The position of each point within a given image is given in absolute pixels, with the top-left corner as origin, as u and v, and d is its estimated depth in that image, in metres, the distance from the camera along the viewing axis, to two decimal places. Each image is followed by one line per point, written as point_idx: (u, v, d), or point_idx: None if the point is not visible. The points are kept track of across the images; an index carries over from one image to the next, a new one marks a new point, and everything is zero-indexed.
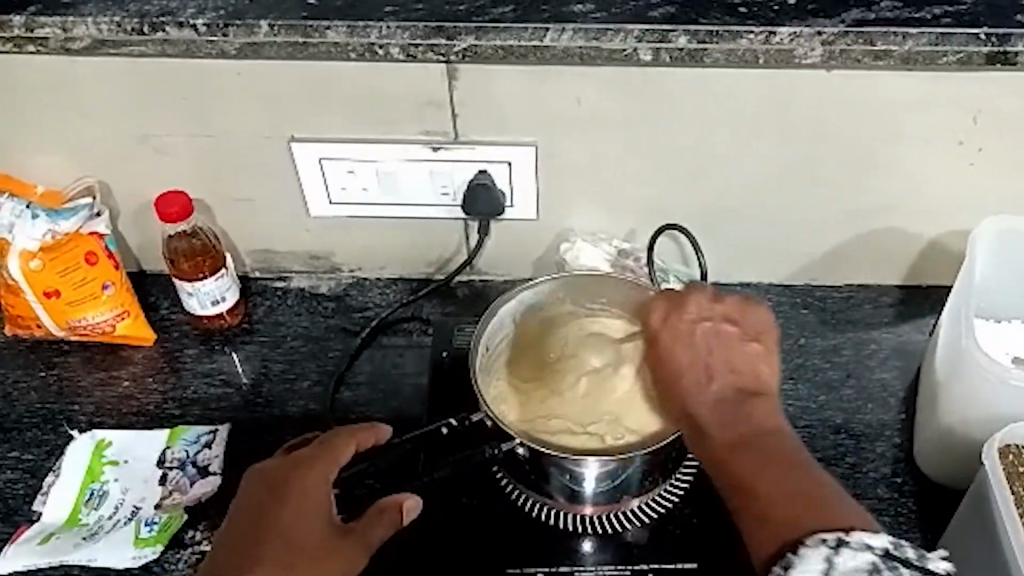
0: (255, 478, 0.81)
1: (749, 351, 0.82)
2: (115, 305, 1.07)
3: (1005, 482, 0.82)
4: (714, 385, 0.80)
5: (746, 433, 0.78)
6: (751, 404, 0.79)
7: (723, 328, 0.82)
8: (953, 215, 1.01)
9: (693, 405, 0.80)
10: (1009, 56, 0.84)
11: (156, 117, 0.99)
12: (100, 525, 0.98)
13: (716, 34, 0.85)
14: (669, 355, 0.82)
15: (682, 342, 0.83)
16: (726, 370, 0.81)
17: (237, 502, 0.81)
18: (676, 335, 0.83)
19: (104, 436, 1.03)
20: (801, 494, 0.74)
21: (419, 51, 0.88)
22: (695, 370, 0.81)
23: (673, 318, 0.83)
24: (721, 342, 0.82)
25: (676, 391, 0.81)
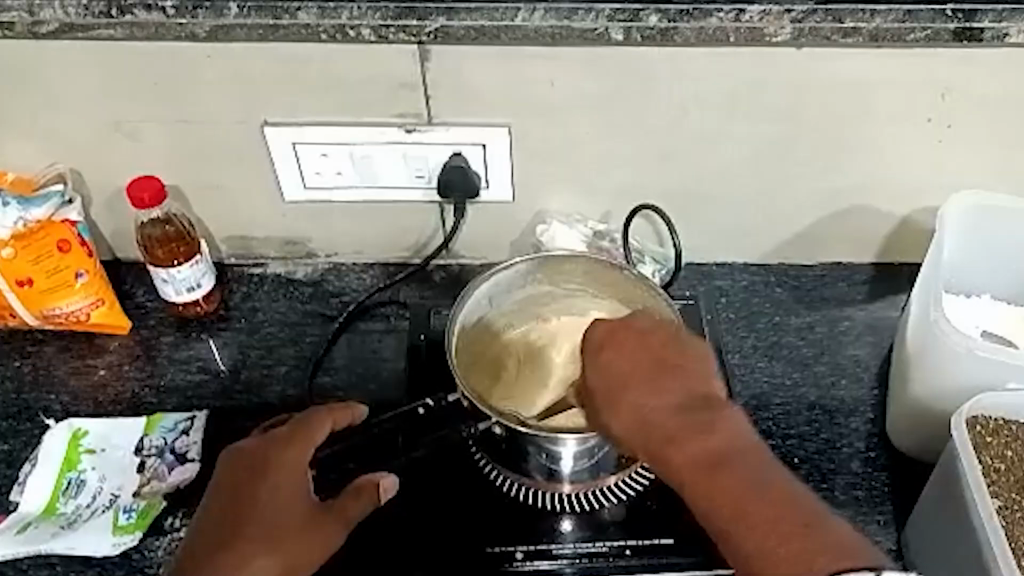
0: (232, 457, 0.81)
1: (700, 361, 0.78)
2: (90, 294, 1.06)
3: (971, 448, 0.84)
4: (674, 398, 0.75)
5: (719, 448, 0.72)
6: (717, 415, 0.74)
7: (672, 339, 0.79)
8: (924, 192, 1.02)
9: (654, 420, 0.74)
10: (976, 33, 0.85)
11: (126, 102, 0.99)
12: (78, 513, 0.97)
13: (686, 12, 0.85)
14: (620, 367, 0.77)
15: (634, 353, 0.78)
16: (686, 384, 0.76)
17: (213, 483, 0.81)
18: (627, 344, 0.79)
19: (81, 424, 1.02)
20: (796, 517, 0.69)
21: (390, 32, 0.88)
22: (652, 381, 0.76)
23: (620, 331, 0.80)
24: (675, 355, 0.78)
25: (632, 407, 0.76)
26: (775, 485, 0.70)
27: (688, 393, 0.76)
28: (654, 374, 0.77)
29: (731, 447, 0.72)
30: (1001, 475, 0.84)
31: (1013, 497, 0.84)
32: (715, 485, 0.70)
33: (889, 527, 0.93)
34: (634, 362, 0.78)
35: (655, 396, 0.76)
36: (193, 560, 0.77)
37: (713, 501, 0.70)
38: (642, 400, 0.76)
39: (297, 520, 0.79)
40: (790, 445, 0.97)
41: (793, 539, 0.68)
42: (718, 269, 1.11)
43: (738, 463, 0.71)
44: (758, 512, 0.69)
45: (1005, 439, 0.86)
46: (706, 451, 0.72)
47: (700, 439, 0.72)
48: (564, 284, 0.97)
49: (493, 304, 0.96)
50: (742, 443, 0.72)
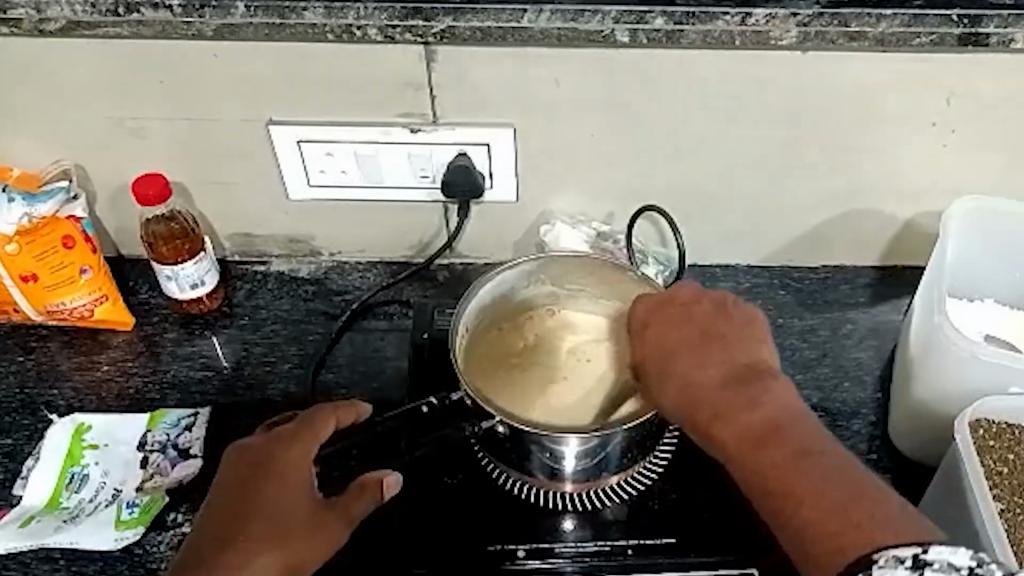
0: (236, 455, 0.81)
1: (746, 330, 0.81)
2: (93, 290, 1.06)
3: (973, 450, 0.84)
4: (720, 369, 0.78)
5: (765, 417, 0.74)
6: (762, 384, 0.76)
7: (716, 312, 0.82)
8: (928, 196, 1.02)
9: (699, 391, 0.78)
10: (982, 38, 0.86)
11: (132, 99, 0.99)
12: (81, 508, 0.98)
13: (692, 15, 0.85)
14: (664, 343, 0.81)
15: (678, 326, 0.82)
16: (733, 351, 0.79)
17: (215, 479, 0.81)
18: (671, 321, 0.82)
19: (84, 419, 1.03)
20: (840, 487, 0.70)
21: (397, 33, 0.88)
22: (697, 355, 0.79)
23: (664, 309, 0.83)
24: (720, 324, 0.81)
25: (677, 380, 0.79)
26: (820, 453, 0.72)
27: (734, 358, 0.79)
28: (699, 343, 0.80)
29: (775, 416, 0.74)
30: (1003, 478, 0.85)
31: (1014, 501, 0.84)
32: (761, 452, 0.73)
33: None
34: (679, 335, 0.81)
35: (701, 364, 0.79)
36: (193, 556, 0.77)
37: (759, 469, 0.72)
38: (688, 374, 0.79)
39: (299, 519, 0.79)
40: None
41: (837, 506, 0.69)
42: (721, 271, 1.11)
43: (783, 430, 0.73)
44: (804, 479, 0.71)
45: (1008, 443, 0.86)
46: (752, 420, 0.74)
47: (744, 410, 0.75)
48: (570, 285, 0.98)
49: (499, 303, 0.97)
50: (787, 411, 0.74)
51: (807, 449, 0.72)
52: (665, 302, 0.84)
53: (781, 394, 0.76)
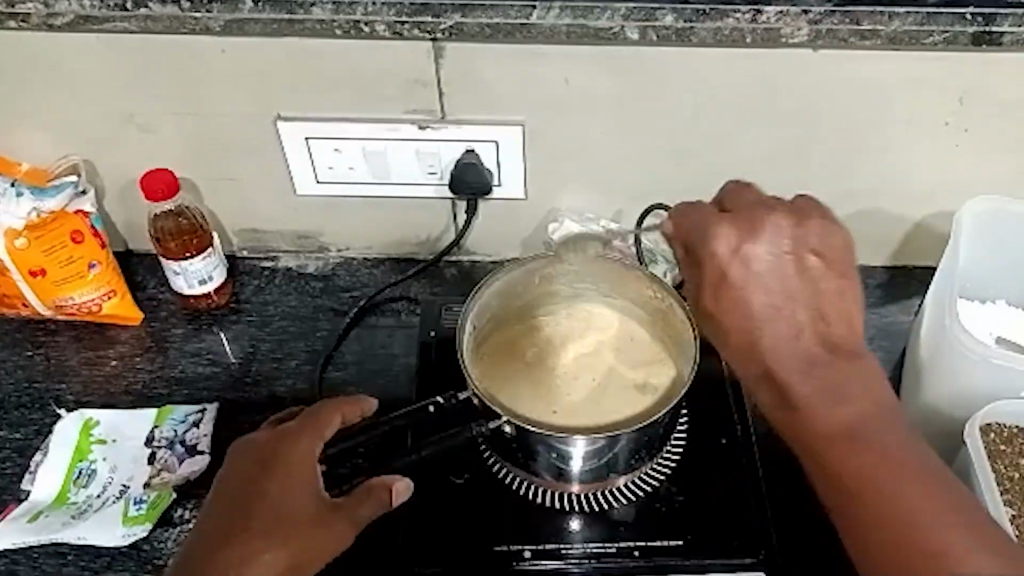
0: (244, 452, 0.82)
1: (835, 289, 0.75)
2: (102, 284, 1.07)
3: (985, 457, 0.83)
4: (806, 345, 0.73)
5: (847, 408, 0.71)
6: (846, 369, 0.72)
7: (805, 265, 0.75)
8: (940, 196, 1.01)
9: (780, 369, 0.73)
10: (995, 36, 0.85)
11: (141, 94, 0.99)
12: (89, 503, 0.97)
13: (702, 12, 0.85)
14: (746, 300, 0.75)
15: (764, 279, 0.75)
16: (814, 303, 0.74)
17: (222, 477, 0.81)
18: (758, 273, 0.75)
19: (92, 415, 1.03)
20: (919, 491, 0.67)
21: (405, 28, 0.88)
22: (782, 320, 0.74)
23: (749, 254, 0.75)
24: (807, 268, 0.75)
25: (757, 347, 0.74)
26: (899, 452, 0.69)
27: (817, 312, 0.74)
28: (780, 292, 0.75)
29: (856, 410, 0.71)
30: (1014, 483, 0.84)
31: None
32: (838, 445, 0.70)
33: None
34: (761, 282, 0.75)
35: (778, 318, 0.74)
36: (195, 554, 0.77)
37: (834, 459, 0.69)
38: (772, 343, 0.74)
39: (303, 517, 0.78)
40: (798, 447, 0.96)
41: (911, 511, 0.66)
42: None
43: (863, 426, 0.70)
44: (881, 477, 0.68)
45: (1020, 448, 0.85)
46: (834, 411, 0.71)
47: (826, 399, 0.71)
48: (571, 286, 0.97)
49: (503, 303, 0.95)
50: (870, 404, 0.71)
51: (886, 442, 0.69)
52: (748, 235, 0.76)
53: (864, 383, 0.72)
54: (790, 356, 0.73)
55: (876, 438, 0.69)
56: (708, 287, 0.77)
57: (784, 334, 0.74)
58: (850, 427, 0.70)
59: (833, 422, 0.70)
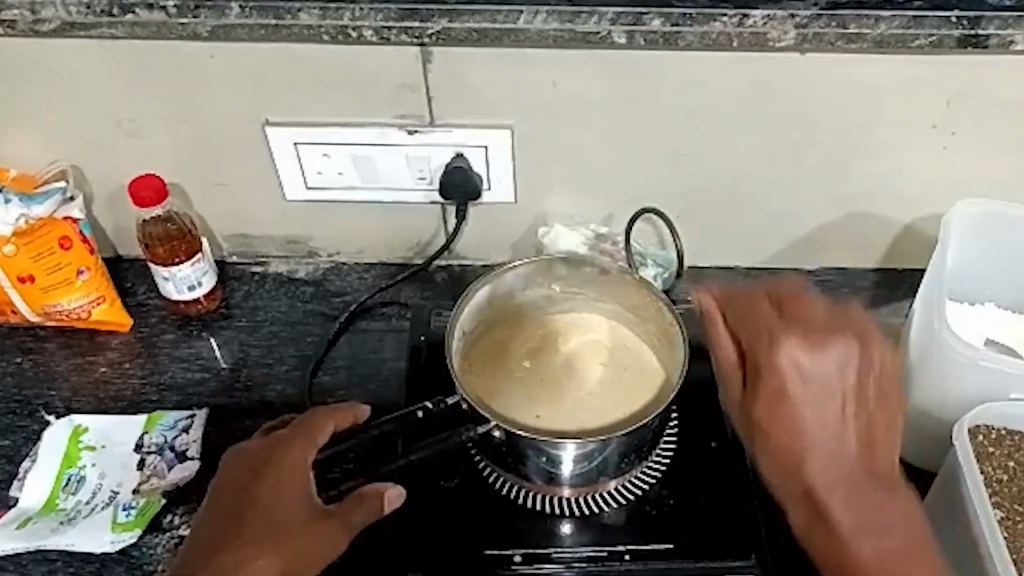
0: (236, 458, 0.82)
1: (883, 404, 0.81)
2: (91, 290, 1.06)
3: (973, 460, 0.82)
4: (849, 462, 0.81)
5: (880, 531, 0.81)
6: (883, 488, 0.81)
7: (862, 382, 0.81)
8: (928, 198, 1.02)
9: (821, 484, 0.81)
10: (982, 39, 0.85)
11: (129, 100, 0.98)
12: (77, 509, 0.97)
13: (689, 17, 0.85)
14: (800, 415, 0.80)
15: (820, 393, 0.80)
16: (864, 430, 0.81)
17: (215, 483, 0.81)
18: (817, 388, 0.80)
19: (81, 421, 1.02)
20: None
21: (392, 34, 0.88)
22: (830, 433, 0.81)
23: (811, 372, 0.80)
24: (863, 387, 0.81)
25: (803, 460, 0.81)
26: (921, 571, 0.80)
27: (864, 427, 0.81)
28: (833, 407, 0.80)
29: (892, 535, 0.81)
30: (1003, 485, 0.83)
31: (1015, 508, 0.82)
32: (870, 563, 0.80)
33: None
34: (818, 396, 0.80)
35: (829, 424, 0.80)
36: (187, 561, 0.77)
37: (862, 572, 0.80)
38: (819, 457, 0.81)
39: (297, 523, 0.78)
40: None
41: None
42: (720, 273, 1.11)
43: (894, 552, 0.80)
44: None
45: (1008, 449, 0.84)
46: (870, 531, 0.81)
47: (863, 518, 0.81)
48: (565, 288, 0.97)
49: (493, 304, 0.95)
50: (902, 525, 0.81)
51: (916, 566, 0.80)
52: (813, 350, 0.80)
53: (899, 504, 0.82)
54: (834, 464, 0.81)
55: (906, 561, 0.80)
56: (763, 396, 0.82)
57: (833, 440, 0.81)
58: (881, 548, 0.81)
59: (869, 546, 0.81)
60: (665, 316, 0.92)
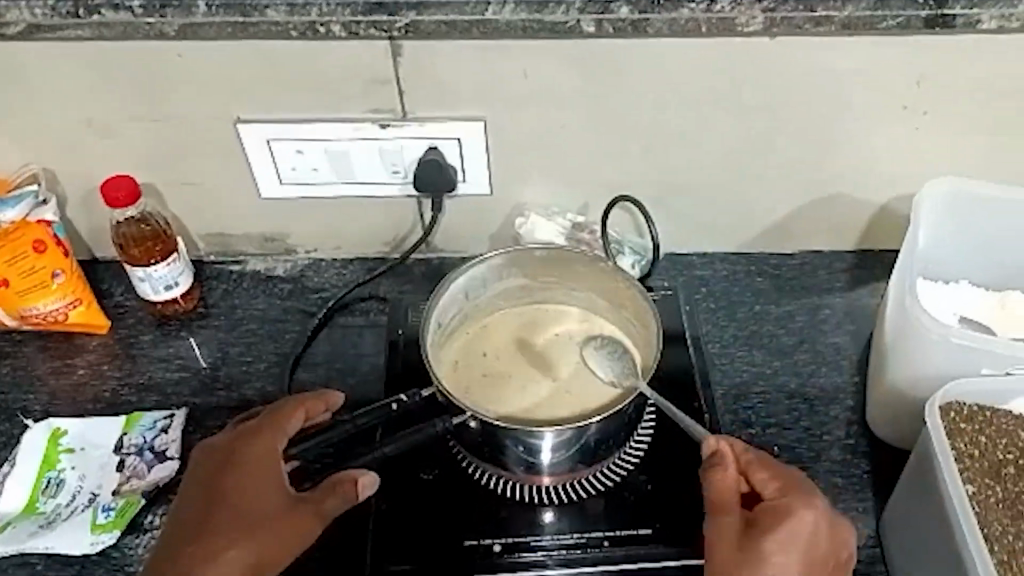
0: (209, 451, 0.82)
1: None
2: (67, 293, 1.06)
3: (946, 442, 0.80)
4: None
5: None
6: None
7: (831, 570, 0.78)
8: (900, 180, 1.02)
9: None
10: (949, 19, 0.85)
11: (99, 101, 0.98)
12: (57, 512, 0.96)
13: (657, 4, 0.85)
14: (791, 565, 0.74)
15: (813, 555, 0.76)
16: None
17: (186, 481, 0.81)
18: (815, 548, 0.76)
19: (59, 424, 1.01)
20: None
21: (360, 28, 0.87)
22: None
23: (820, 532, 0.76)
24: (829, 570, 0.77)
25: None
26: None
27: None
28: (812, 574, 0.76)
29: None
30: (974, 460, 0.81)
31: (986, 483, 0.80)
32: None
33: (869, 514, 0.91)
34: (809, 558, 0.75)
35: None
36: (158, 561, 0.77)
37: None
38: None
39: (266, 514, 0.78)
40: (769, 434, 0.96)
41: None
42: (698, 259, 1.11)
43: None
44: None
45: (979, 425, 0.83)
46: None
47: None
48: (541, 279, 0.97)
49: (470, 298, 0.95)
50: None
51: None
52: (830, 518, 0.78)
53: None
54: None
55: None
56: (772, 528, 0.75)
57: None
58: None
59: None
60: (641, 302, 0.92)
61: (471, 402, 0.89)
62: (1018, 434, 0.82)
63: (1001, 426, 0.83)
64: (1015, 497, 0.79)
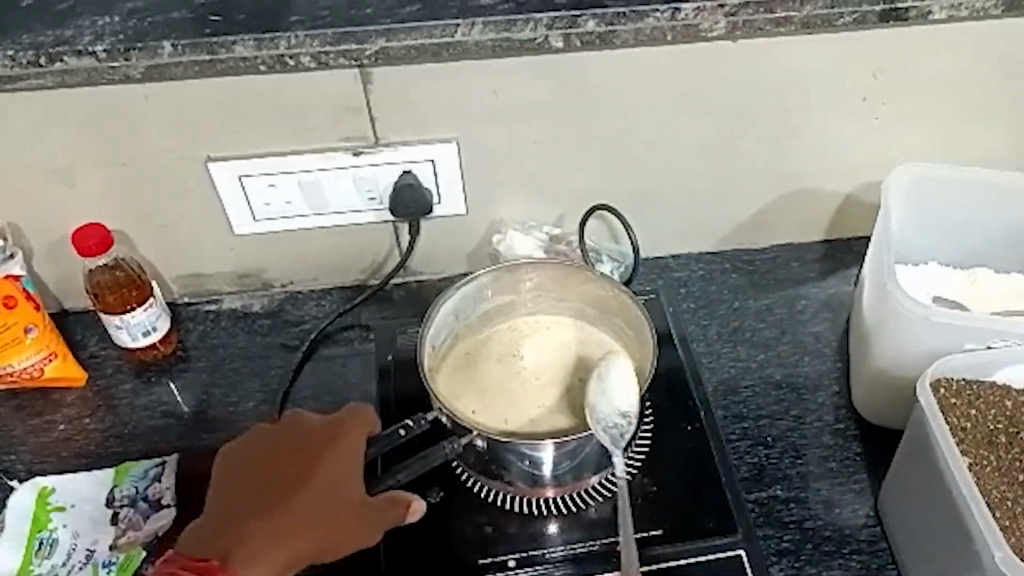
0: (272, 446, 0.85)
1: None
2: (42, 348, 1.03)
3: (940, 413, 0.81)
4: None
5: None
6: None
7: None
8: (863, 170, 1.05)
9: None
10: (902, 12, 0.88)
11: (64, 150, 0.96)
12: (54, 573, 0.92)
13: (623, 15, 0.87)
14: None
15: None
16: None
17: (258, 450, 0.85)
18: None
19: (46, 482, 0.98)
20: None
21: (330, 58, 0.87)
22: None
23: None
24: None
25: None
26: None
27: None
28: None
29: None
30: (968, 432, 0.81)
31: (981, 453, 0.81)
32: None
33: (866, 495, 0.93)
34: None
35: None
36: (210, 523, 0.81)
37: None
38: None
39: (317, 520, 0.81)
40: (762, 426, 0.98)
41: None
42: (674, 261, 1.13)
43: None
44: None
45: (969, 398, 0.83)
46: None
47: None
48: (528, 290, 0.97)
49: (460, 314, 0.95)
50: None
51: None
52: None
53: None
54: None
55: None
56: None
57: None
58: None
59: None
60: (632, 306, 0.92)
61: (473, 420, 0.88)
62: (1006, 404, 0.83)
63: (987, 397, 0.83)
64: (1010, 464, 0.80)
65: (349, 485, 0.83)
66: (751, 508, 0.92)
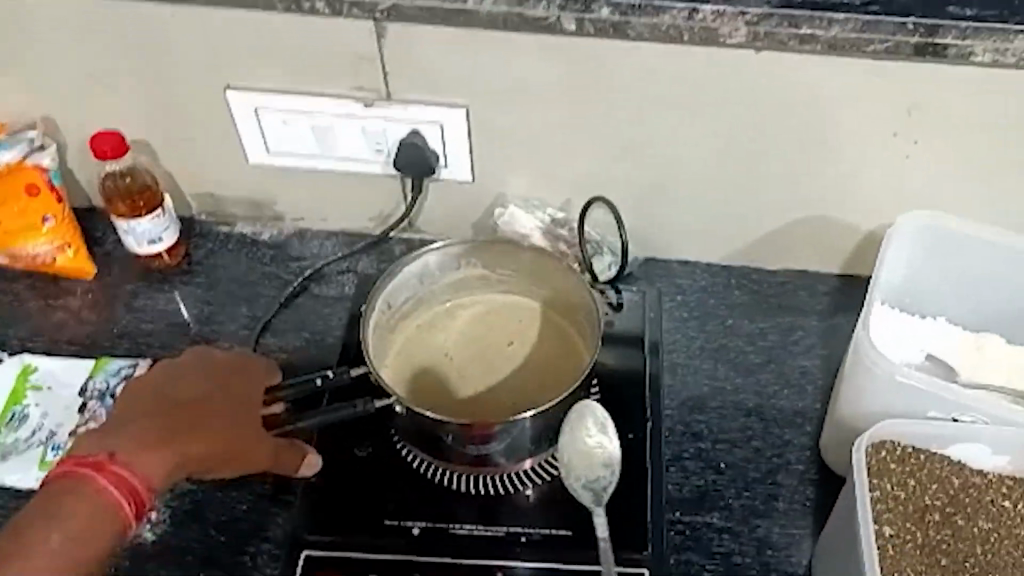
0: (184, 374, 0.89)
1: None
2: (56, 238, 1.09)
3: (866, 476, 0.79)
4: None
5: None
6: None
7: None
8: (886, 209, 1.00)
9: None
10: (939, 49, 0.84)
11: (94, 56, 1.00)
12: (14, 445, 0.99)
13: (638, 7, 0.85)
14: None
15: None
16: None
17: (167, 370, 0.89)
18: None
19: (31, 361, 1.05)
20: None
21: (345, 8, 0.90)
22: None
23: None
24: None
25: None
26: None
27: None
28: None
29: None
30: (898, 503, 0.80)
31: (907, 528, 0.79)
32: None
33: (802, 543, 0.90)
34: None
35: None
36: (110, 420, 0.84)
37: None
38: None
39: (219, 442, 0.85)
40: (718, 451, 0.96)
41: None
42: (679, 267, 1.10)
43: None
44: None
45: (911, 468, 0.81)
46: None
47: None
48: (496, 270, 0.97)
49: (423, 282, 0.95)
50: None
51: None
52: None
53: None
54: None
55: None
56: None
57: None
58: None
59: None
60: (587, 306, 0.92)
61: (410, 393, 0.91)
62: (949, 482, 0.81)
63: (933, 470, 0.81)
64: (935, 545, 0.79)
65: (250, 418, 0.87)
66: (679, 530, 0.91)
